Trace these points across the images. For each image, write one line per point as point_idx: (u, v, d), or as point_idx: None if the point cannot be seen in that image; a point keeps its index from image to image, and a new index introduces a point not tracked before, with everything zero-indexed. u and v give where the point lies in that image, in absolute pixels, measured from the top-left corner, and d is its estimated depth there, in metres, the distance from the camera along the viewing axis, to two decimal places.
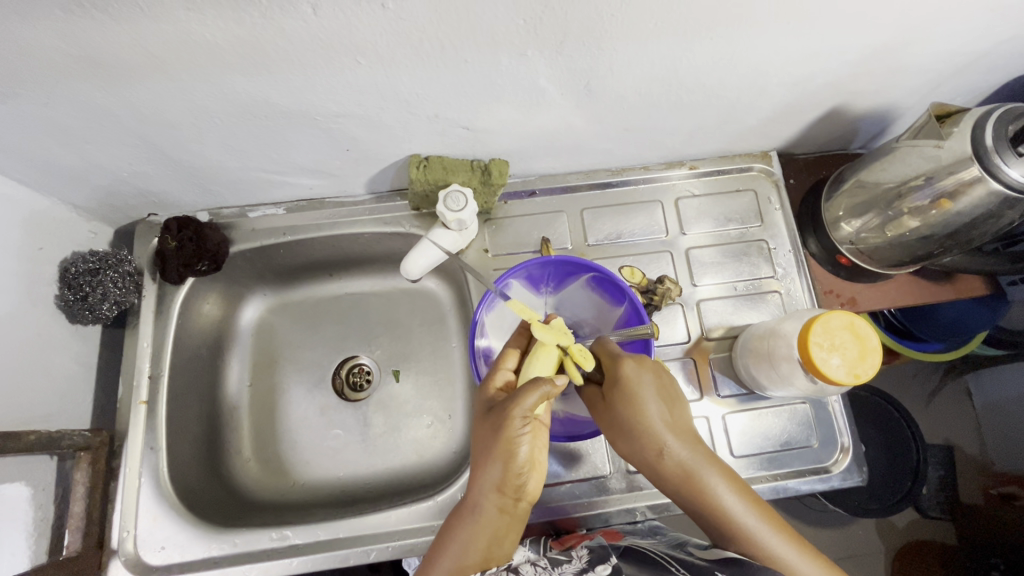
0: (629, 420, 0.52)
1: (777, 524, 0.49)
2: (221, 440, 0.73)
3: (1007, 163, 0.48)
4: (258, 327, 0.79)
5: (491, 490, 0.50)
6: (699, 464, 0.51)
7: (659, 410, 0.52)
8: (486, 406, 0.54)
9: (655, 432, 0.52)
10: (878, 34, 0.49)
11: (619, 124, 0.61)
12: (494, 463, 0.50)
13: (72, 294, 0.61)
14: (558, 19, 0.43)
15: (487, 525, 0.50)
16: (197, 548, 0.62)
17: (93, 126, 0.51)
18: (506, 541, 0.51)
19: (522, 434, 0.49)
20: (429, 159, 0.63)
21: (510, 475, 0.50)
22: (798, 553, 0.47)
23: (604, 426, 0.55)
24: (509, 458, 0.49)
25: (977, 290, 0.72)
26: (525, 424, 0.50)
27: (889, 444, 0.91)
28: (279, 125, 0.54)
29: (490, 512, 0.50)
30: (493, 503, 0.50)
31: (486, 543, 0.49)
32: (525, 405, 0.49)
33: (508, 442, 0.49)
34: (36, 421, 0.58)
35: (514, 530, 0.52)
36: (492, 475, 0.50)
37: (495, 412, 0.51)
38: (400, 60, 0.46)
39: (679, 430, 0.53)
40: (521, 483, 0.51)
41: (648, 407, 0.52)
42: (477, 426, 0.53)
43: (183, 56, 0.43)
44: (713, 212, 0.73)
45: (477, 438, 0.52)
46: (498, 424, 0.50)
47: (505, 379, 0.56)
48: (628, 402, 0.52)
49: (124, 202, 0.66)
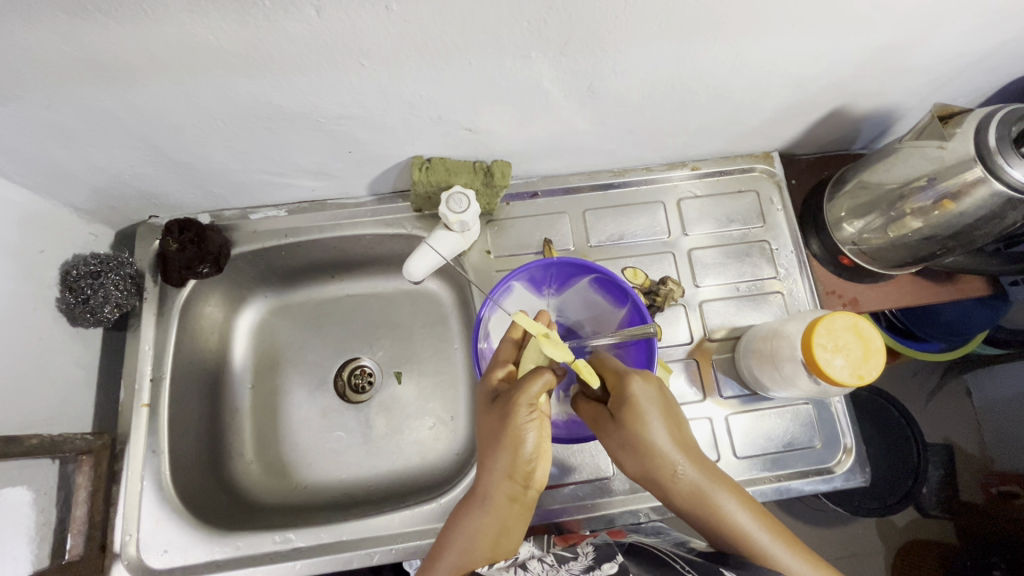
0: (637, 443, 0.52)
1: (788, 539, 0.49)
2: (223, 443, 0.73)
3: (1011, 164, 0.48)
4: (260, 330, 0.79)
5: (500, 479, 0.50)
6: (710, 483, 0.51)
7: (667, 430, 0.52)
8: (490, 396, 0.54)
9: (665, 453, 0.51)
10: (881, 35, 0.49)
11: (622, 125, 0.61)
12: (503, 451, 0.50)
13: (74, 296, 0.60)
14: (562, 20, 0.43)
15: (496, 515, 0.50)
16: (199, 552, 0.62)
17: (95, 129, 0.51)
18: (514, 531, 0.51)
19: (528, 421, 0.50)
20: (432, 160, 0.63)
21: (519, 463, 0.50)
22: (811, 569, 0.47)
23: (610, 447, 0.54)
24: (517, 446, 0.50)
25: (981, 290, 0.72)
26: (530, 412, 0.50)
27: (890, 443, 0.91)
28: (282, 127, 0.54)
29: (499, 501, 0.50)
30: (502, 492, 0.50)
31: (494, 533, 0.49)
32: (530, 392, 0.50)
33: (515, 430, 0.49)
34: (37, 425, 0.57)
35: (522, 520, 0.52)
36: (499, 463, 0.50)
37: (499, 402, 0.52)
38: (403, 62, 0.46)
39: (687, 450, 0.52)
40: (530, 471, 0.51)
41: (656, 427, 0.51)
42: (481, 415, 0.54)
43: (186, 58, 0.43)
44: (715, 212, 0.73)
45: (482, 428, 0.53)
46: (503, 412, 0.50)
47: (505, 371, 0.56)
48: (636, 423, 0.51)
49: (126, 204, 0.65)
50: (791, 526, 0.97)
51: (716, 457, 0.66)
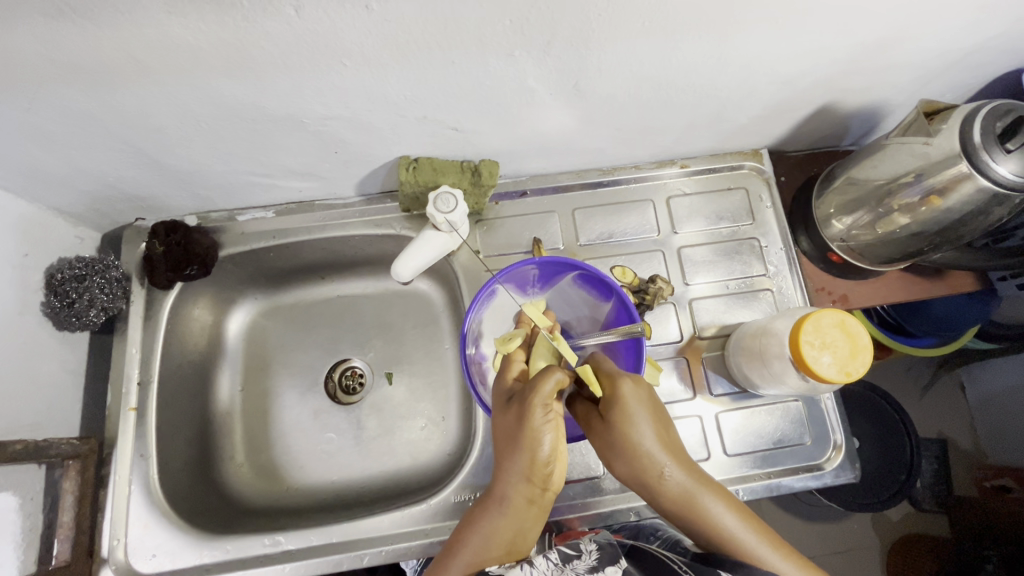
0: (625, 444, 0.52)
1: (792, 556, 0.49)
2: (213, 445, 0.73)
3: (996, 160, 0.48)
4: (250, 332, 0.79)
5: (517, 482, 0.50)
6: (697, 487, 0.51)
7: (654, 432, 0.52)
8: (505, 396, 0.56)
9: (652, 455, 0.51)
10: (866, 33, 0.49)
11: (610, 123, 0.61)
12: (520, 454, 0.50)
13: (58, 300, 0.60)
14: (546, 19, 0.42)
15: (513, 517, 0.50)
16: (188, 555, 0.62)
17: (76, 131, 0.50)
18: (531, 532, 0.51)
19: (544, 423, 0.50)
20: (418, 160, 0.63)
21: (536, 465, 0.50)
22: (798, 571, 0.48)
23: (600, 447, 0.54)
24: (534, 448, 0.49)
25: (968, 287, 0.72)
26: (546, 412, 0.50)
27: (883, 439, 0.92)
28: (267, 129, 0.54)
29: (518, 503, 0.50)
30: (520, 494, 0.50)
31: (509, 535, 0.50)
32: (543, 392, 0.50)
33: (531, 432, 0.49)
34: (21, 430, 0.57)
35: (538, 520, 0.52)
36: (518, 465, 0.50)
37: (516, 402, 0.52)
38: (386, 62, 0.45)
39: (676, 453, 0.52)
40: (548, 474, 0.51)
41: (643, 429, 0.52)
42: (500, 415, 0.54)
43: (166, 59, 0.42)
44: (704, 210, 0.73)
45: (500, 428, 0.53)
46: (520, 413, 0.50)
47: (519, 369, 0.58)
48: (626, 423, 0.52)
49: (111, 207, 0.65)
50: (784, 522, 0.97)
51: (706, 455, 0.66)
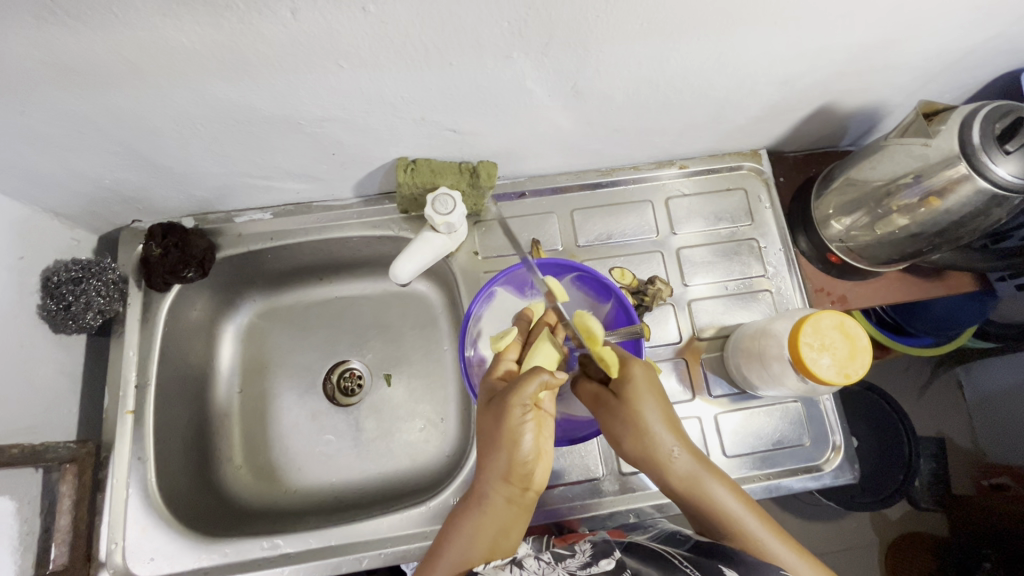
0: (632, 422, 0.53)
1: (791, 544, 0.49)
2: (212, 447, 0.73)
3: (995, 162, 0.48)
4: (249, 333, 0.79)
5: (497, 479, 0.51)
6: (702, 472, 0.52)
7: (661, 412, 0.53)
8: (486, 395, 0.55)
9: (659, 434, 0.53)
10: (864, 33, 0.48)
11: (609, 124, 0.60)
12: (500, 452, 0.51)
13: (55, 303, 0.60)
14: (543, 20, 0.42)
15: (494, 515, 0.50)
16: (187, 558, 0.62)
17: (70, 133, 0.50)
18: (513, 531, 0.51)
19: (523, 423, 0.51)
20: (416, 161, 0.62)
21: (516, 463, 0.51)
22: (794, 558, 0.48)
23: (607, 428, 0.56)
24: (514, 447, 0.50)
25: (967, 286, 0.72)
26: (525, 412, 0.50)
27: (882, 439, 0.92)
28: (263, 130, 0.53)
29: (497, 501, 0.51)
30: (499, 493, 0.51)
31: (492, 533, 0.49)
32: (525, 393, 0.50)
33: (511, 432, 0.50)
34: (19, 433, 0.57)
35: (520, 520, 0.52)
36: (498, 463, 0.51)
37: (495, 402, 0.52)
38: (383, 64, 0.45)
39: (682, 435, 0.54)
40: (527, 473, 0.52)
41: (649, 409, 0.53)
42: (479, 416, 0.54)
43: (159, 61, 0.42)
44: (703, 210, 0.73)
45: (480, 428, 0.54)
46: (499, 413, 0.51)
47: (507, 368, 0.58)
48: (635, 400, 0.53)
49: (106, 208, 0.64)
50: (784, 522, 0.97)
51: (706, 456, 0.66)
